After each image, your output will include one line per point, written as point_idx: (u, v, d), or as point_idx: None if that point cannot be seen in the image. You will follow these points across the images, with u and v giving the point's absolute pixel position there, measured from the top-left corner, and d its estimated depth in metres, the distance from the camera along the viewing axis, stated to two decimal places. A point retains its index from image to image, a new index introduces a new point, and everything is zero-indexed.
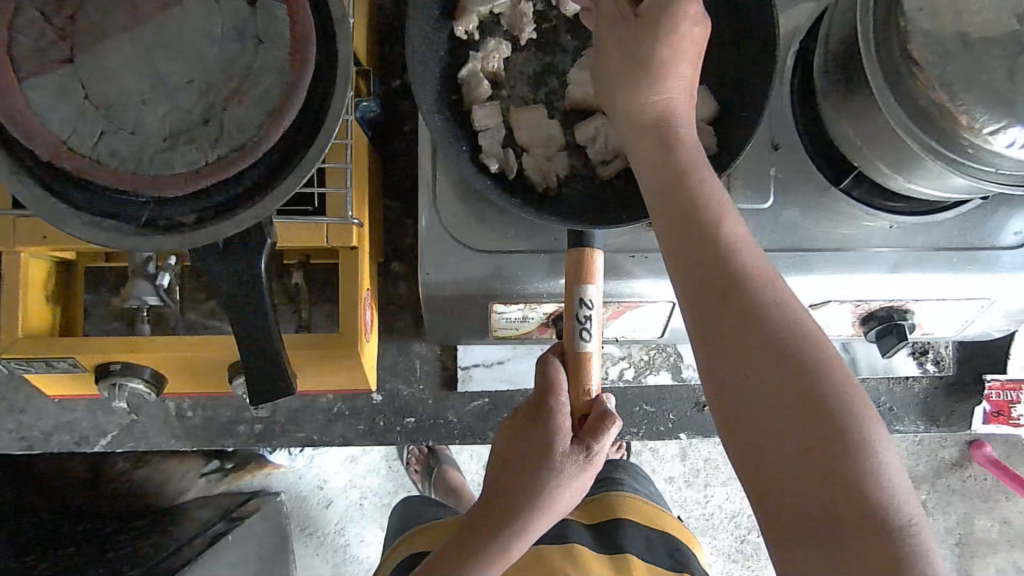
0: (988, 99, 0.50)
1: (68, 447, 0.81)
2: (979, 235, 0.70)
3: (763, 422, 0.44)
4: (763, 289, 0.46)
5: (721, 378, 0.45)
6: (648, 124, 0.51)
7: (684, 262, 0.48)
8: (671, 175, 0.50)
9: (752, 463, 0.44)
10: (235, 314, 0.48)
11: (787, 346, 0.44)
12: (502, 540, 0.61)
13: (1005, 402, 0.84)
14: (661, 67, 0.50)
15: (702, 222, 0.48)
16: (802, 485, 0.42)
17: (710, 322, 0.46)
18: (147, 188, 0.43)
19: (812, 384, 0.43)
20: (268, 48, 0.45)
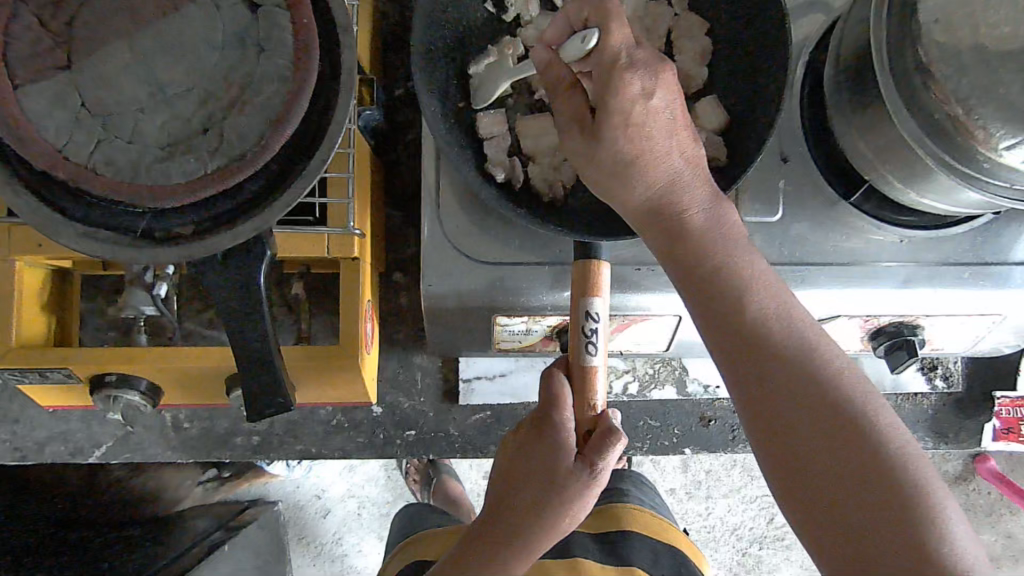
0: (1005, 113, 0.50)
1: (62, 458, 0.80)
2: (991, 250, 0.68)
3: (822, 488, 0.45)
4: (804, 353, 0.48)
5: (775, 450, 0.47)
6: (660, 198, 0.51)
7: (724, 336, 0.49)
8: (694, 251, 0.51)
9: (816, 528, 0.45)
10: (234, 328, 0.47)
11: (832, 412, 0.46)
12: (522, 542, 0.58)
13: (1015, 419, 0.83)
14: (645, 143, 0.49)
15: (738, 292, 0.50)
16: (871, 545, 0.43)
17: (756, 401, 0.48)
18: (143, 199, 0.42)
19: (856, 444, 0.45)
20: (270, 55, 0.44)
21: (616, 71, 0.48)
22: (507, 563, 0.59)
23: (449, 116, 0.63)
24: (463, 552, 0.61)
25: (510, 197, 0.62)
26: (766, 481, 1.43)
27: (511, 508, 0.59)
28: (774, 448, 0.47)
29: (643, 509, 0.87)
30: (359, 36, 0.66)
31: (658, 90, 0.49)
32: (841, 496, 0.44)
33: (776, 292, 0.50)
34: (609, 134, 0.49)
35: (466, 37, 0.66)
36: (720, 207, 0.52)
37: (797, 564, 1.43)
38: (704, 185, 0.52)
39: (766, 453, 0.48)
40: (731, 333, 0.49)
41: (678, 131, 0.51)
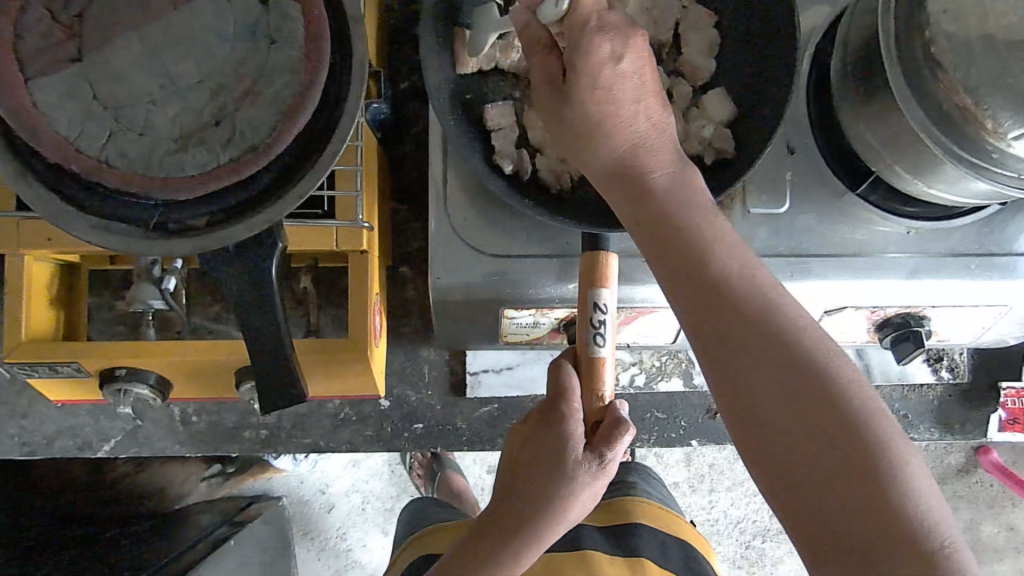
0: (1014, 102, 0.50)
1: (71, 452, 0.80)
2: (998, 241, 0.69)
3: (785, 452, 0.42)
4: (772, 312, 0.46)
5: (739, 412, 0.45)
6: (626, 160, 0.50)
7: (688, 296, 0.47)
8: (658, 210, 0.49)
9: (782, 495, 0.42)
10: (246, 320, 0.47)
11: (797, 372, 0.43)
12: (519, 542, 0.59)
13: (1021, 410, 0.84)
14: (611, 105, 0.49)
15: (702, 252, 0.48)
16: (838, 513, 0.40)
17: (718, 361, 0.46)
18: (156, 190, 0.42)
19: (820, 405, 0.42)
20: (281, 46, 0.44)
21: (587, 33, 0.48)
22: (520, 555, 0.59)
23: (456, 108, 0.63)
24: (472, 549, 0.61)
25: (517, 188, 0.62)
26: None
27: (510, 508, 0.60)
28: (739, 412, 0.45)
29: (651, 502, 0.87)
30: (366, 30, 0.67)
31: (630, 52, 0.49)
32: (807, 461, 0.42)
33: (742, 254, 0.48)
34: (578, 93, 0.49)
35: None
36: (685, 174, 0.51)
37: (801, 556, 1.43)
38: (670, 153, 0.51)
39: (733, 419, 0.45)
40: (696, 292, 0.47)
41: (647, 97, 0.50)
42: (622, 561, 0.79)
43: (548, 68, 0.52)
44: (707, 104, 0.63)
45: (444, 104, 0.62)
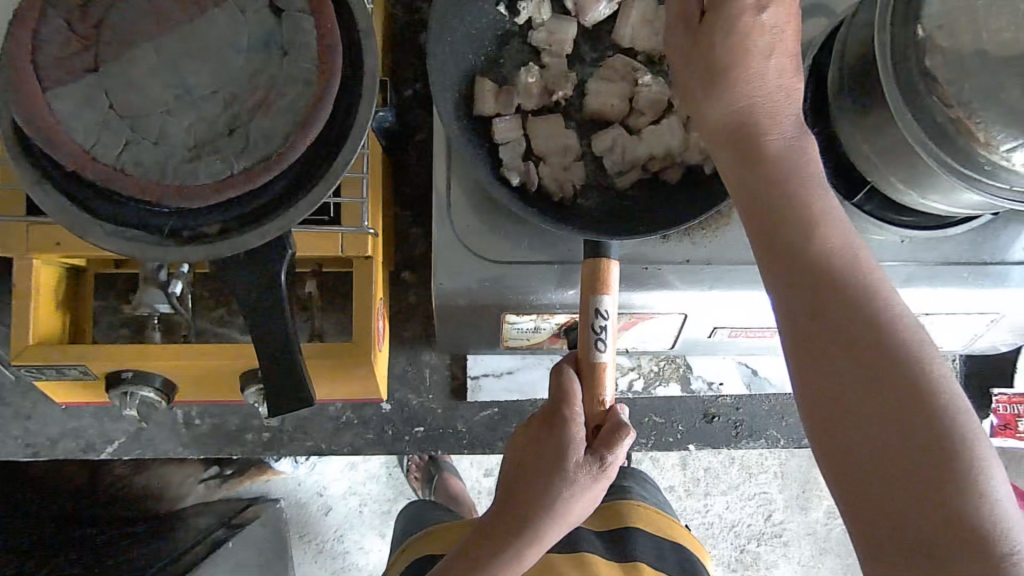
0: (1006, 116, 0.51)
1: (74, 454, 0.80)
2: (990, 250, 0.70)
3: (861, 422, 0.43)
4: (874, 292, 0.46)
5: (818, 381, 0.45)
6: (744, 117, 0.51)
7: (785, 259, 0.48)
8: (766, 177, 0.50)
9: (844, 463, 0.43)
10: (256, 325, 0.48)
11: (887, 350, 0.44)
12: (520, 543, 0.60)
13: (1012, 416, 0.85)
14: (744, 56, 0.49)
15: (806, 222, 0.48)
16: (900, 485, 0.41)
17: (805, 327, 0.46)
18: (171, 199, 0.43)
19: (908, 385, 0.42)
20: (294, 58, 0.45)
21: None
22: (519, 555, 0.60)
23: (462, 116, 0.64)
24: (472, 548, 0.62)
25: (524, 200, 0.62)
26: (763, 478, 1.44)
27: (511, 509, 0.61)
28: (820, 375, 0.45)
29: (646, 505, 0.88)
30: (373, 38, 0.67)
31: (773, 7, 0.48)
32: (882, 432, 0.42)
33: (846, 231, 0.48)
34: (713, 38, 0.49)
35: (477, 38, 0.67)
36: (801, 147, 0.51)
37: (795, 560, 1.44)
38: (791, 121, 0.51)
39: (808, 381, 0.45)
40: (791, 258, 0.48)
41: (783, 59, 0.50)
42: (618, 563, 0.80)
43: (686, 17, 0.52)
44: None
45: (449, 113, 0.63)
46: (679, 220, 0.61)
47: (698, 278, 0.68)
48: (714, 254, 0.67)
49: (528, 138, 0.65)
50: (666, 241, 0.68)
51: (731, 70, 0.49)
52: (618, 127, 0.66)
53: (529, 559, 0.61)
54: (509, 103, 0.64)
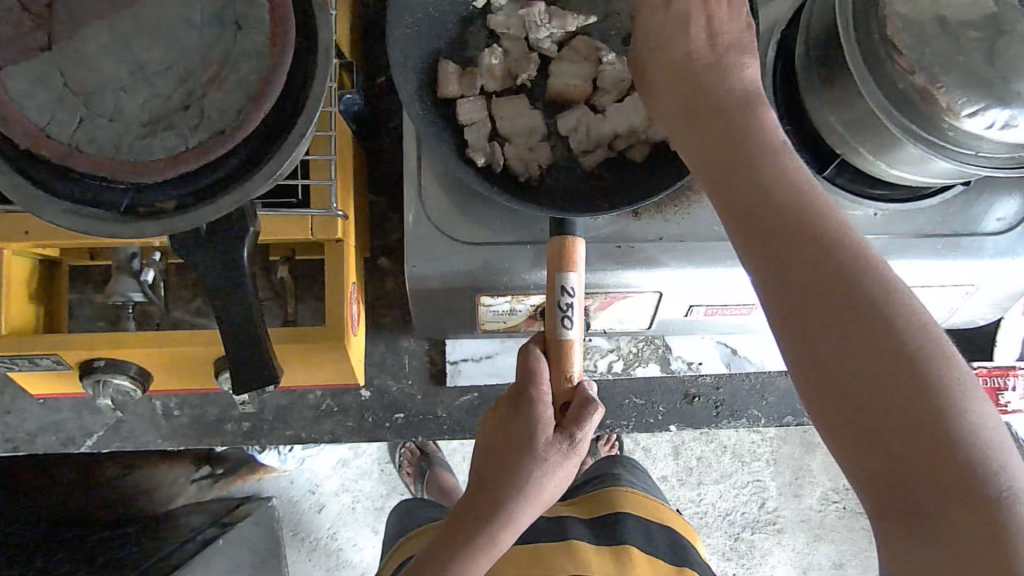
0: (967, 81, 0.51)
1: (54, 448, 0.80)
2: (964, 221, 0.70)
3: (844, 362, 0.40)
4: (847, 247, 0.43)
5: (792, 321, 0.42)
6: (703, 88, 0.50)
7: (775, 270, 0.43)
8: (723, 134, 0.48)
9: (833, 401, 0.40)
10: (219, 302, 0.48)
11: (860, 286, 0.41)
12: (497, 524, 0.59)
13: (992, 389, 0.84)
14: (690, 48, 0.51)
15: (774, 177, 0.46)
16: (888, 429, 0.39)
17: (777, 273, 0.44)
18: (128, 173, 0.43)
19: (881, 317, 0.40)
20: (247, 32, 0.45)
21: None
22: (495, 537, 0.60)
23: (426, 99, 0.64)
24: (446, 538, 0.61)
25: (491, 182, 0.62)
26: (757, 466, 1.44)
27: (486, 491, 0.60)
28: (798, 353, 0.42)
29: (634, 491, 0.89)
30: (338, 21, 0.67)
31: (737, 48, 0.51)
32: (867, 376, 0.39)
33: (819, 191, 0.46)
34: (662, 34, 0.52)
35: (443, 20, 0.67)
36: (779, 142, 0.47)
37: (789, 548, 1.44)
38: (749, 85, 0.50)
39: (814, 402, 0.41)
40: (758, 217, 0.45)
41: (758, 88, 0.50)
42: (607, 549, 0.80)
43: (675, 45, 0.52)
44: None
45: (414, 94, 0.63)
46: (644, 196, 0.61)
47: (670, 256, 0.68)
48: (686, 233, 0.67)
49: (493, 120, 0.65)
50: (638, 218, 0.68)
51: (713, 110, 0.49)
52: (582, 107, 0.65)
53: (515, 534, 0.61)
54: (472, 85, 0.65)
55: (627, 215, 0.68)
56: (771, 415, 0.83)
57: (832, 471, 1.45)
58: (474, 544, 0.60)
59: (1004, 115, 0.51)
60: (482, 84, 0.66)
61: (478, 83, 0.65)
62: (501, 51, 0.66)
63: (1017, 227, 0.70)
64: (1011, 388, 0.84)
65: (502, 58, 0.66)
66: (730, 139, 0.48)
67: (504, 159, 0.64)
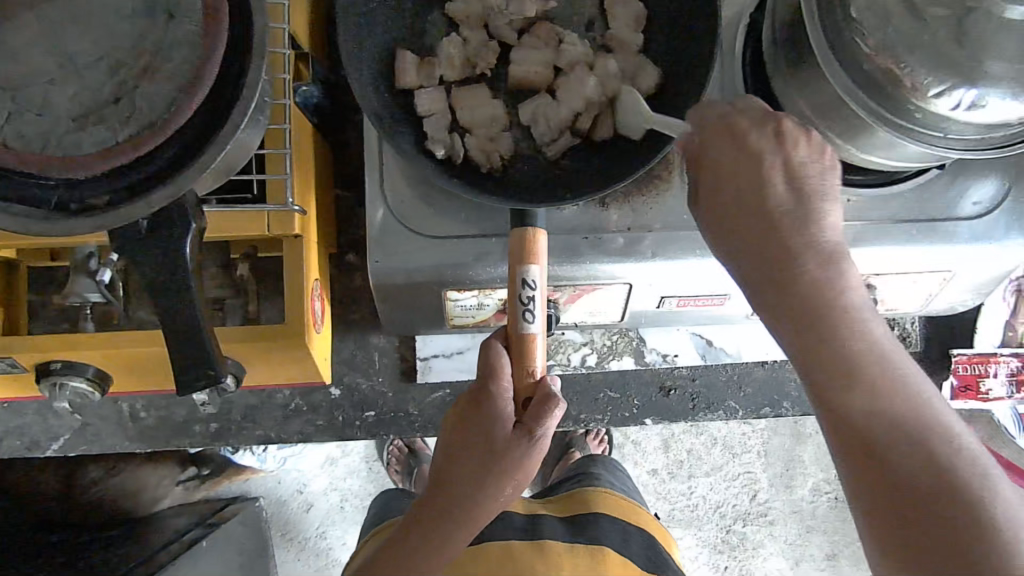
0: (931, 60, 0.50)
1: (19, 452, 0.79)
2: (938, 206, 0.68)
3: (891, 491, 0.45)
4: (909, 401, 0.46)
5: (852, 446, 0.47)
6: (756, 205, 0.47)
7: (841, 400, 0.47)
8: (766, 262, 0.47)
9: (875, 522, 0.46)
10: (161, 301, 0.47)
11: (902, 428, 0.46)
12: (452, 524, 0.58)
13: (974, 377, 0.82)
14: (757, 167, 0.47)
15: (837, 323, 0.47)
16: (928, 553, 0.43)
17: (834, 404, 0.47)
18: (56, 169, 0.41)
19: (930, 463, 0.45)
20: (180, 22, 0.43)
21: (721, 124, 0.49)
22: (448, 536, 0.59)
23: (382, 92, 0.63)
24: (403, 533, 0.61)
25: (450, 173, 0.61)
26: (747, 458, 1.43)
27: (442, 491, 0.58)
28: (864, 466, 0.46)
29: (612, 493, 0.88)
30: (296, 12, 0.65)
31: (792, 142, 0.48)
32: (898, 510, 0.45)
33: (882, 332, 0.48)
34: (721, 150, 0.48)
35: (401, 10, 0.65)
36: (841, 258, 0.47)
37: (781, 540, 1.43)
38: (823, 210, 0.47)
39: (862, 505, 0.46)
40: (816, 359, 0.47)
41: (828, 186, 0.48)
42: (581, 549, 0.78)
43: (721, 126, 0.49)
44: (639, 77, 0.63)
45: (370, 85, 0.62)
46: (607, 183, 0.61)
47: (639, 246, 0.66)
48: (654, 222, 0.66)
49: (453, 110, 0.64)
50: (607, 209, 0.66)
51: (755, 223, 0.48)
52: (545, 95, 0.64)
53: (475, 533, 0.59)
54: (429, 76, 0.64)
55: (595, 205, 0.66)
56: (748, 407, 0.82)
57: (823, 462, 1.43)
58: (430, 544, 0.59)
59: (971, 96, 0.50)
60: (440, 75, 0.64)
61: (436, 73, 0.64)
62: (459, 41, 0.65)
63: (994, 211, 0.68)
64: (993, 375, 0.82)
65: (462, 47, 0.65)
66: (780, 258, 0.47)
67: (465, 150, 0.63)
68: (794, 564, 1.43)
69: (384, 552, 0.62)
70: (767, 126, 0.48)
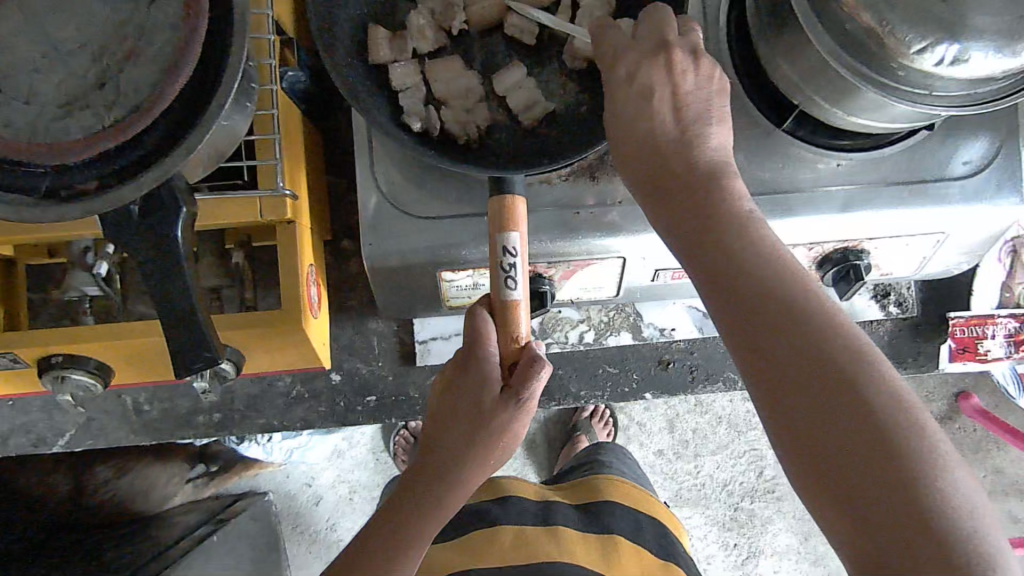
0: (913, 16, 0.50)
1: (26, 449, 0.80)
2: (927, 167, 0.68)
3: (804, 397, 0.40)
4: (820, 307, 0.43)
5: (752, 362, 0.43)
6: (649, 125, 0.50)
7: (737, 304, 0.44)
8: (665, 176, 0.50)
9: (794, 436, 0.40)
10: (155, 286, 0.47)
11: (809, 329, 0.42)
12: (444, 490, 0.58)
13: (972, 339, 0.83)
14: (644, 88, 0.51)
15: (734, 224, 0.47)
16: (848, 463, 0.38)
17: (735, 315, 0.44)
18: (45, 157, 0.42)
19: (823, 355, 0.41)
20: (161, 5, 0.44)
21: (614, 52, 0.53)
22: (440, 501, 0.58)
23: (361, 75, 0.64)
24: (389, 520, 0.59)
25: (425, 146, 0.62)
26: (752, 435, 1.43)
27: (433, 457, 0.58)
28: (764, 384, 0.42)
29: (622, 480, 0.88)
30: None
31: (683, 70, 0.51)
32: (825, 412, 0.40)
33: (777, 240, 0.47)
34: (615, 78, 0.52)
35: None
36: (731, 178, 0.49)
37: (789, 515, 1.43)
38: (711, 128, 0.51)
39: (773, 425, 0.42)
40: (712, 260, 0.46)
41: (716, 115, 0.52)
42: (594, 538, 0.79)
43: (614, 59, 0.53)
44: None
45: (344, 63, 0.63)
46: (580, 150, 0.61)
47: (633, 219, 0.66)
48: None
49: (428, 84, 0.65)
50: (597, 182, 0.67)
51: (657, 151, 0.50)
52: (519, 67, 0.64)
53: (467, 498, 0.59)
54: (403, 49, 0.64)
55: (585, 178, 0.67)
56: None
57: None
58: (420, 509, 0.58)
59: (953, 50, 0.50)
60: (414, 47, 0.65)
61: (409, 46, 0.64)
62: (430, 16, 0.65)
63: (985, 169, 0.68)
64: (991, 336, 0.83)
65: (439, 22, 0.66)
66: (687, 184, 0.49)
67: (441, 123, 0.64)
68: (804, 538, 1.44)
69: (368, 538, 0.60)
70: (654, 51, 0.52)
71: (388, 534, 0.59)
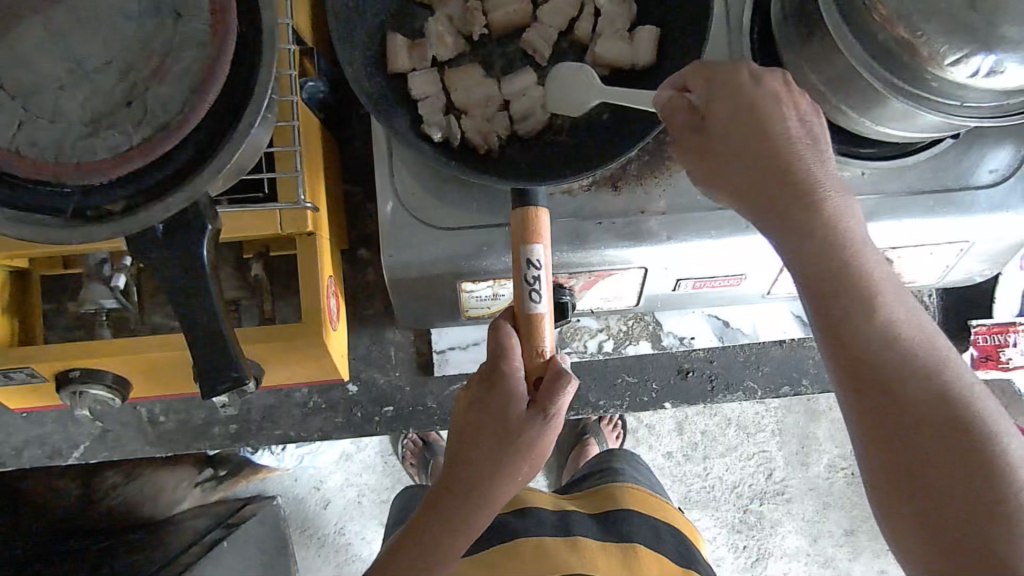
0: (948, 27, 0.49)
1: (40, 461, 0.79)
2: (954, 175, 0.68)
3: (913, 427, 0.45)
4: (924, 342, 0.47)
5: (866, 385, 0.46)
6: (766, 133, 0.49)
7: (853, 331, 0.47)
8: (773, 189, 0.49)
9: (904, 461, 0.45)
10: (180, 305, 0.47)
11: (920, 363, 0.46)
12: (471, 505, 0.57)
13: (994, 347, 0.82)
14: (759, 100, 0.49)
15: (849, 250, 0.48)
16: (951, 492, 0.43)
17: (848, 340, 0.47)
18: (69, 177, 0.41)
19: (935, 390, 0.45)
20: (188, 21, 0.43)
21: (728, 59, 0.51)
22: (468, 517, 0.58)
23: (382, 85, 0.63)
24: (418, 541, 0.59)
25: (446, 156, 0.61)
26: (762, 437, 1.43)
27: (457, 474, 0.58)
28: (874, 408, 0.46)
29: (638, 488, 0.88)
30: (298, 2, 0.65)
31: (798, 91, 0.51)
32: (936, 444, 0.44)
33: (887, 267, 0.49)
34: (726, 84, 0.50)
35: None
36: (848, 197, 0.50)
37: (799, 517, 1.43)
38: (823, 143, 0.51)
39: (872, 446, 0.46)
40: (828, 284, 0.48)
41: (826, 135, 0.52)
42: (614, 548, 0.78)
43: (728, 66, 0.51)
44: (636, 40, 0.62)
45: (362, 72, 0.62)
46: (604, 160, 0.60)
47: (656, 229, 0.65)
48: (667, 204, 0.66)
49: (447, 92, 0.64)
50: (620, 192, 0.66)
51: (772, 162, 0.49)
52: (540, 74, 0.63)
53: (494, 513, 0.59)
54: (422, 57, 0.63)
55: (607, 189, 0.66)
56: (767, 387, 0.82)
57: (839, 437, 1.43)
58: (450, 526, 0.58)
59: (988, 61, 0.49)
60: (433, 55, 0.64)
61: (429, 54, 0.63)
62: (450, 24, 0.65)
63: (1010, 178, 0.67)
64: (1014, 344, 0.82)
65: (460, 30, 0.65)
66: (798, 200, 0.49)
67: (462, 133, 0.62)
68: (814, 540, 1.43)
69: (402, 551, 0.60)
70: (769, 70, 0.51)
71: (421, 550, 0.59)
